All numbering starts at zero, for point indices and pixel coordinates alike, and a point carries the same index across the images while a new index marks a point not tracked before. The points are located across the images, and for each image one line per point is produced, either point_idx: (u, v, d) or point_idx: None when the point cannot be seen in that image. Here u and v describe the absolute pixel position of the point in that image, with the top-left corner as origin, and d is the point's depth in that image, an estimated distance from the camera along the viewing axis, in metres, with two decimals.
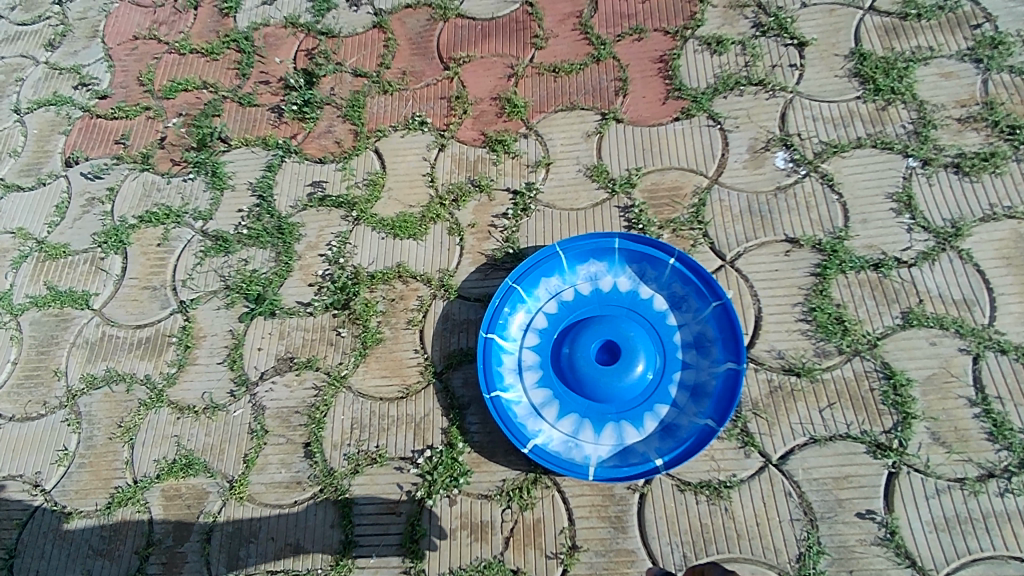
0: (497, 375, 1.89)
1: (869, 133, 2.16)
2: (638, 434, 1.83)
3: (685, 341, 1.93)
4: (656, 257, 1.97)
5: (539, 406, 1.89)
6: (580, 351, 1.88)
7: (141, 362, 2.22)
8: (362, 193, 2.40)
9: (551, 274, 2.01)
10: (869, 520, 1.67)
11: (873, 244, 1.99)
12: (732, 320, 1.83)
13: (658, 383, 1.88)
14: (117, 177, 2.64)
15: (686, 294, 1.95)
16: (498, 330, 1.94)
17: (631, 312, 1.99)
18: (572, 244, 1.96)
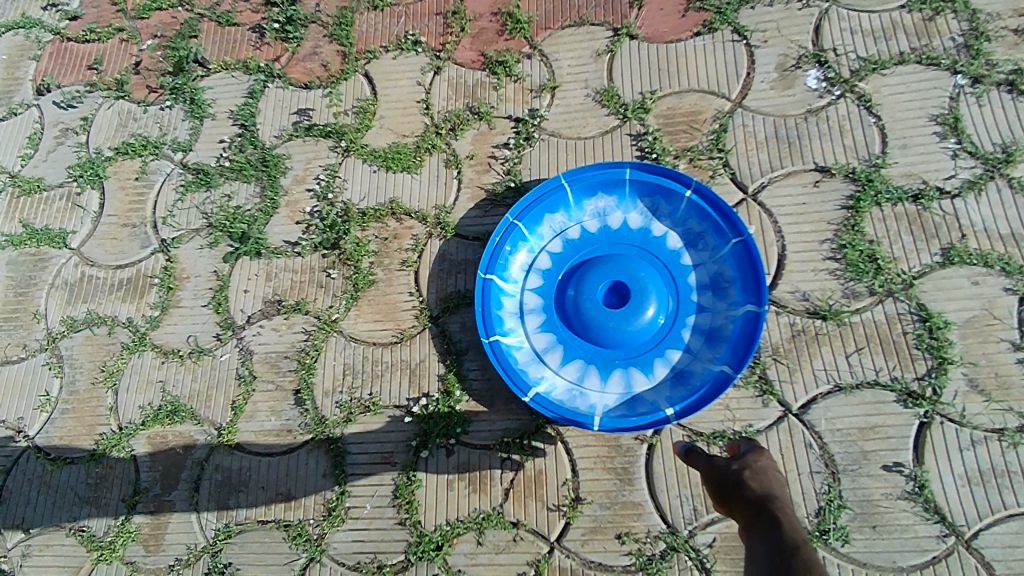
0: (496, 318, 1.76)
1: (913, 48, 1.93)
2: (648, 382, 1.70)
3: (701, 282, 1.77)
4: (671, 190, 1.79)
5: (542, 351, 1.76)
6: (587, 293, 1.73)
7: (122, 304, 2.10)
8: (352, 121, 2.20)
9: (556, 209, 1.84)
10: (896, 473, 1.55)
11: (913, 172, 1.80)
12: (754, 259, 1.66)
13: (670, 328, 1.74)
14: (91, 105, 2.46)
15: (703, 231, 1.78)
16: (498, 270, 1.79)
17: (642, 251, 1.82)
18: (579, 175, 1.78)
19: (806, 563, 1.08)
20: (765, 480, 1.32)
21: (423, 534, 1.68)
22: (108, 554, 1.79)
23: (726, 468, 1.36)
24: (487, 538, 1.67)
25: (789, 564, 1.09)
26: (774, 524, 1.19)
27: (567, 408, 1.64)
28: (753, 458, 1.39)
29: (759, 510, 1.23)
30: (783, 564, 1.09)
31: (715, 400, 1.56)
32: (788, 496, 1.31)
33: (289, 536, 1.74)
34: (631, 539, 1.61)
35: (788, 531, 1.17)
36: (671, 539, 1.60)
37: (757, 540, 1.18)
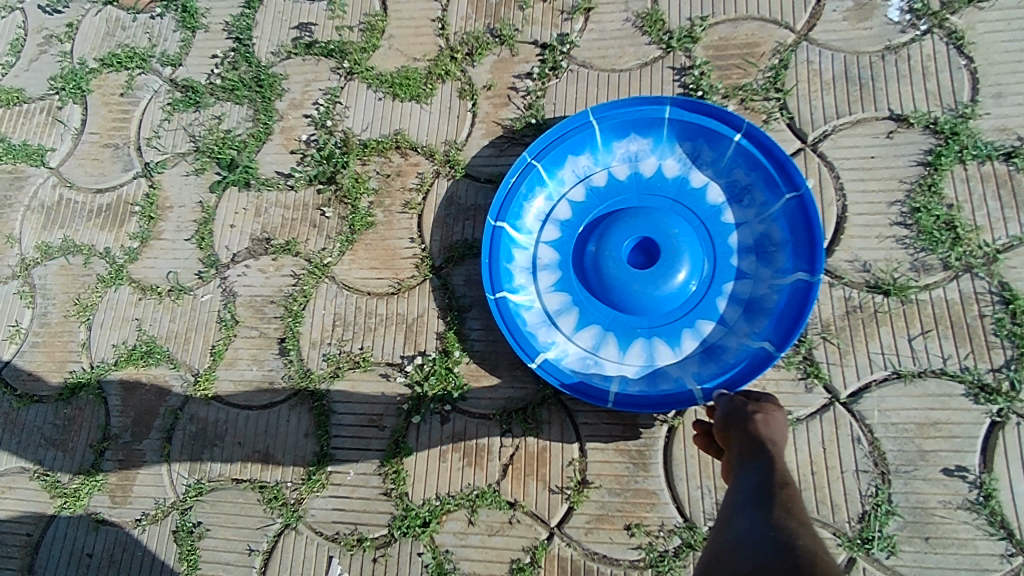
0: (505, 273, 1.54)
1: None
2: (673, 355, 1.49)
3: (743, 245, 1.53)
4: (717, 134, 1.53)
5: (554, 313, 1.55)
6: (610, 249, 1.50)
7: (101, 233, 1.92)
8: (358, 40, 1.95)
9: (581, 151, 1.60)
10: (958, 479, 1.34)
11: (1007, 126, 1.52)
12: (810, 218, 1.42)
13: (702, 295, 1.52)
14: (76, 11, 2.23)
15: (751, 184, 1.53)
16: (511, 218, 1.56)
17: (677, 205, 1.58)
18: (609, 111, 1.53)
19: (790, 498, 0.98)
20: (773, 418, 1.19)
21: (409, 508, 1.52)
22: (73, 502, 1.67)
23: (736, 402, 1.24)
24: (480, 517, 1.50)
25: (772, 496, 0.99)
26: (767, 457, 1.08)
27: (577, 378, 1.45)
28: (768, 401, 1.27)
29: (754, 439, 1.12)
30: (766, 496, 0.99)
31: (750, 381, 1.35)
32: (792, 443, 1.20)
33: (264, 499, 1.59)
34: (642, 532, 1.43)
35: (781, 469, 1.06)
36: (688, 534, 1.41)
37: (743, 466, 1.07)
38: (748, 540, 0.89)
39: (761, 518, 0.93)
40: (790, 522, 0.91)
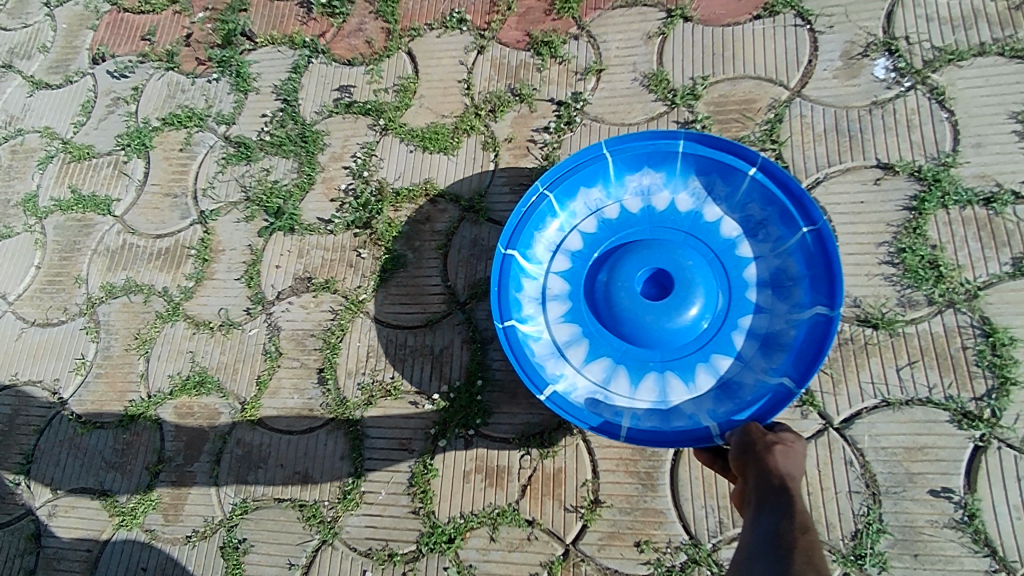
0: (516, 303, 1.67)
1: (995, 39, 1.77)
2: (687, 391, 1.62)
3: (761, 279, 1.67)
4: (732, 169, 1.66)
5: (564, 342, 1.70)
6: (622, 280, 1.63)
7: (160, 274, 2.13)
8: (392, 99, 2.17)
9: (595, 184, 1.75)
10: (944, 500, 1.44)
11: (986, 173, 1.65)
12: (828, 253, 1.50)
13: (715, 329, 1.65)
14: (142, 76, 2.50)
15: (766, 219, 1.66)
16: (522, 247, 1.70)
17: (690, 237, 1.74)
18: (623, 145, 1.67)
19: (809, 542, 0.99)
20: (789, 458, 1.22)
21: (436, 525, 1.65)
22: (130, 520, 1.83)
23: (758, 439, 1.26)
24: (501, 534, 1.62)
25: (791, 540, 0.99)
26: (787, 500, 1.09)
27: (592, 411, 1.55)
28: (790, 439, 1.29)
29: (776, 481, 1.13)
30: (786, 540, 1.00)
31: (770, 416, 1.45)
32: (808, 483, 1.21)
33: (303, 517, 1.73)
34: (651, 548, 1.54)
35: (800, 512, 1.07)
36: (693, 551, 1.52)
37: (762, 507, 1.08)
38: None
39: (777, 563, 0.94)
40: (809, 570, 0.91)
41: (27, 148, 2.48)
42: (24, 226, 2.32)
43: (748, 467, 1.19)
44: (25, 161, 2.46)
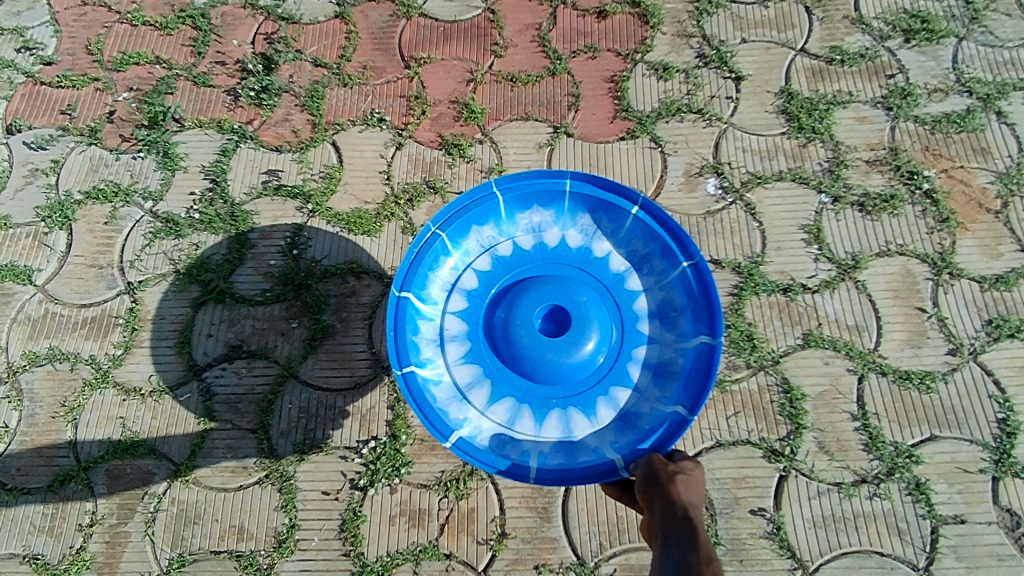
0: (415, 347, 1.84)
1: (789, 168, 2.35)
2: (590, 426, 1.83)
3: (650, 311, 1.93)
4: (617, 208, 1.94)
5: (467, 382, 1.89)
6: (520, 315, 1.84)
7: (86, 342, 2.23)
8: (318, 185, 2.46)
9: (487, 222, 1.98)
10: (759, 516, 1.94)
11: (784, 270, 2.21)
12: (707, 287, 1.80)
13: (611, 361, 1.89)
14: (62, 149, 2.58)
15: (649, 253, 1.94)
16: (417, 290, 1.88)
17: (582, 271, 1.98)
18: (512, 184, 1.92)
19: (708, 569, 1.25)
20: (689, 486, 1.48)
21: (365, 564, 1.91)
22: None
23: (662, 472, 1.51)
24: (422, 568, 1.92)
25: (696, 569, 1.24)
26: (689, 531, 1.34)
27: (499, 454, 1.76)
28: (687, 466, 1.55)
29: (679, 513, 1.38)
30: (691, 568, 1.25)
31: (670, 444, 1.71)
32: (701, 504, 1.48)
33: (240, 566, 1.94)
34: (547, 569, 1.90)
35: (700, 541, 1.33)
36: (580, 568, 1.89)
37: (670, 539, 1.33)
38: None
39: None
40: None
41: None
42: None
43: (654, 499, 1.44)
44: None
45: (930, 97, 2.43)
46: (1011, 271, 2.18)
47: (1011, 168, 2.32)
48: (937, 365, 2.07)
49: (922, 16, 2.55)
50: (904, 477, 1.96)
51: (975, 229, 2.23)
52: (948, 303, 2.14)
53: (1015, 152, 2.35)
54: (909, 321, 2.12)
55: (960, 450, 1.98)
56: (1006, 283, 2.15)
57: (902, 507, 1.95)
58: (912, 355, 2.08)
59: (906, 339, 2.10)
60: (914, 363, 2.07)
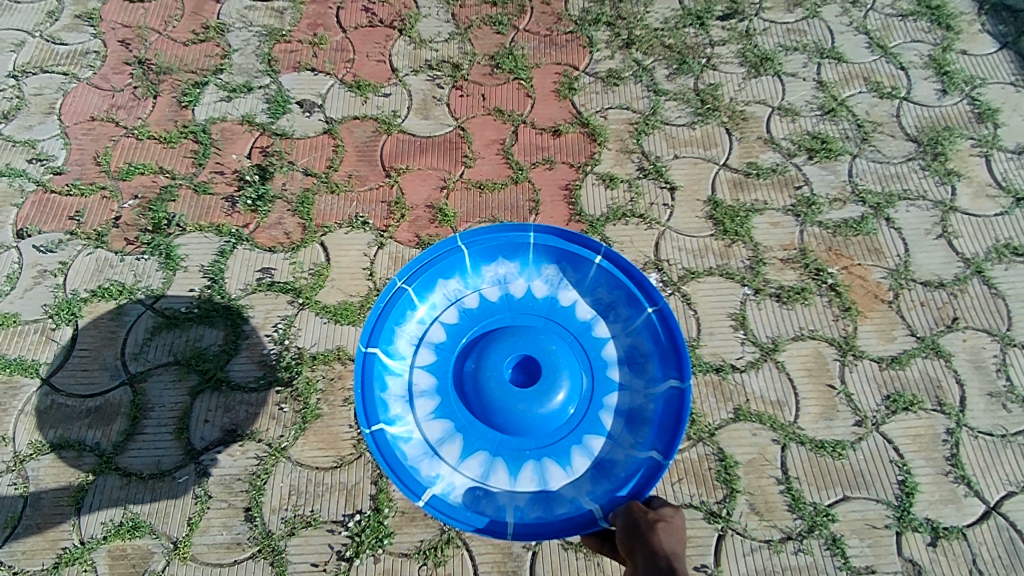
0: (382, 401, 2.11)
1: (717, 265, 2.76)
2: (564, 475, 2.10)
3: (619, 358, 2.24)
4: (581, 260, 2.30)
5: (439, 430, 2.15)
6: (491, 360, 2.14)
7: (90, 430, 2.44)
8: (308, 281, 2.75)
9: (453, 277, 2.32)
10: (702, 572, 2.22)
11: (717, 352, 2.57)
12: (672, 328, 2.13)
13: (586, 410, 2.17)
14: (70, 252, 2.82)
15: (613, 302, 2.28)
16: (383, 345, 2.17)
17: (550, 318, 2.31)
18: (474, 237, 2.27)
19: None
20: (669, 534, 1.60)
21: None
22: None
23: (643, 522, 1.64)
24: None
25: None
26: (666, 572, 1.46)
27: (474, 512, 1.99)
28: (669, 514, 1.68)
29: (656, 558, 1.50)
30: None
31: (648, 490, 1.93)
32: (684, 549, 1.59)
33: None
34: None
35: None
36: None
37: None
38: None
39: None
40: None
41: None
42: None
43: (635, 549, 1.57)
44: None
45: (831, 205, 2.90)
46: (904, 352, 2.58)
47: (900, 265, 2.77)
48: (846, 434, 2.42)
49: (822, 137, 3.05)
50: (823, 534, 2.27)
51: (872, 317, 2.64)
52: (853, 380, 2.52)
53: (903, 251, 2.80)
54: (821, 396, 2.48)
55: (868, 508, 2.31)
56: (899, 363, 2.55)
57: (823, 560, 2.25)
58: (825, 426, 2.43)
59: (820, 412, 2.46)
60: (827, 433, 2.42)
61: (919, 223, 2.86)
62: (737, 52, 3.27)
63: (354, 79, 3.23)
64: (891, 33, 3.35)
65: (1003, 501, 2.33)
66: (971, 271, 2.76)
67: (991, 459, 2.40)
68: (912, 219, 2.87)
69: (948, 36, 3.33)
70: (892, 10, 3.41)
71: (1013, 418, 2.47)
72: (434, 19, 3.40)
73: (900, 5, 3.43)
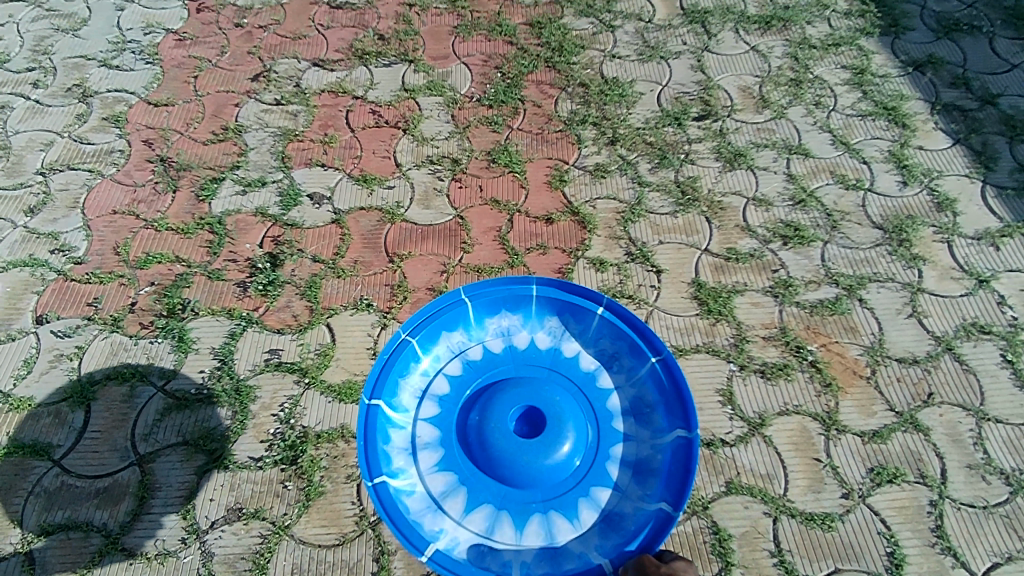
0: (385, 454, 2.32)
1: (703, 342, 2.92)
2: (572, 531, 2.27)
3: (625, 409, 2.46)
4: (583, 314, 2.56)
5: (443, 480, 2.35)
6: (500, 411, 2.33)
7: (98, 511, 2.52)
8: (314, 360, 2.87)
9: (458, 329, 2.59)
10: None
11: (707, 427, 2.68)
12: (676, 380, 2.33)
13: (592, 460, 2.37)
14: (86, 336, 2.95)
15: (617, 353, 2.52)
16: (388, 399, 2.40)
17: (553, 368, 2.57)
18: (477, 292, 2.55)
19: None
20: None
21: None
22: None
23: None
24: None
25: None
26: None
27: (479, 567, 2.16)
28: None
29: None
30: None
31: (656, 543, 2.09)
32: None
33: None
34: None
35: None
36: None
37: None
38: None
39: None
40: None
41: None
42: None
43: None
44: None
45: (806, 287, 3.10)
46: (884, 426, 2.70)
47: (875, 342, 2.93)
48: (834, 507, 2.51)
49: (795, 225, 3.29)
50: None
51: (852, 392, 2.78)
52: (838, 454, 2.62)
53: (877, 329, 2.97)
54: (808, 470, 2.58)
55: None
56: (881, 437, 2.66)
57: None
58: (814, 499, 2.52)
59: (808, 485, 2.55)
60: (816, 505, 2.51)
61: (890, 303, 3.04)
62: (712, 149, 3.58)
63: (361, 174, 3.49)
64: (852, 131, 3.67)
65: (989, 572, 2.40)
66: (942, 348, 2.90)
67: (975, 530, 2.48)
68: (883, 300, 3.05)
69: (905, 133, 3.66)
70: (852, 111, 3.76)
71: (993, 490, 2.56)
72: (435, 119, 3.71)
73: (859, 106, 3.78)
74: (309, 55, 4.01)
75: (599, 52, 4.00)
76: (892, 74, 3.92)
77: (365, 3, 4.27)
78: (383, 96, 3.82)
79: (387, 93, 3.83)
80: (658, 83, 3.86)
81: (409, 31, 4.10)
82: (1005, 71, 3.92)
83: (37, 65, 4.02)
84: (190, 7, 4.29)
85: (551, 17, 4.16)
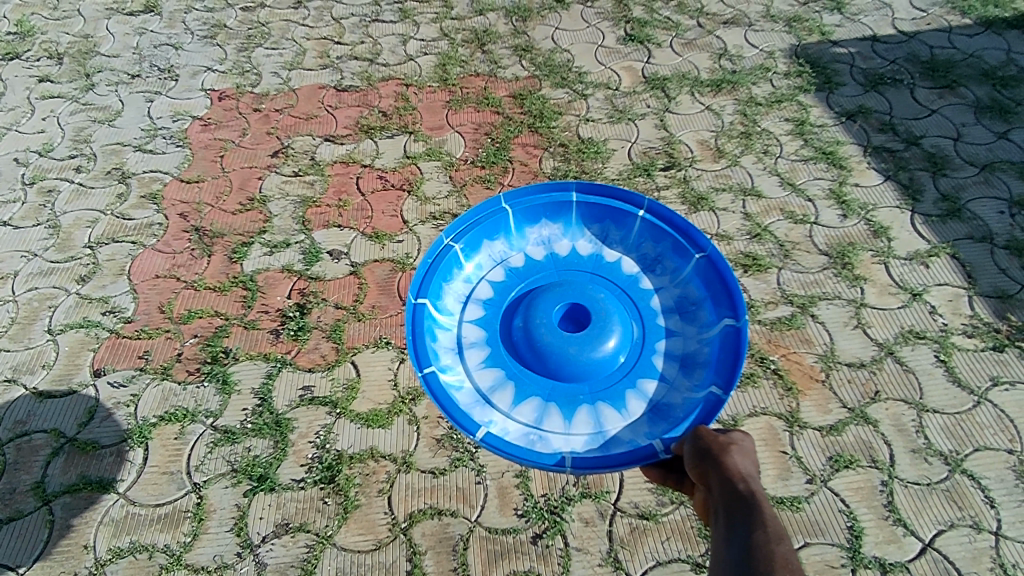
0: (435, 348, 2.72)
1: None
2: (622, 417, 2.61)
3: (668, 304, 2.88)
4: (627, 221, 3.01)
5: (487, 371, 2.75)
6: (550, 308, 2.80)
7: (161, 533, 2.92)
8: (343, 394, 3.29)
9: (501, 238, 3.05)
10: None
11: None
12: (722, 272, 2.71)
13: (640, 350, 2.78)
14: (140, 385, 3.37)
15: (660, 256, 2.96)
16: (435, 298, 2.83)
17: (595, 272, 3.02)
18: (516, 200, 3.00)
19: (763, 515, 1.70)
20: (741, 456, 1.95)
21: None
22: None
23: (713, 449, 1.99)
24: None
25: (757, 517, 1.69)
26: (743, 488, 1.80)
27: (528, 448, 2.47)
28: (738, 439, 2.02)
29: (732, 477, 1.85)
30: (752, 515, 1.70)
31: (711, 419, 2.36)
32: (755, 468, 1.94)
33: None
34: None
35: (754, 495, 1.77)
36: None
37: (728, 498, 1.79)
38: (731, 566, 1.57)
39: (745, 531, 1.65)
40: (764, 534, 1.62)
41: (33, 445, 3.20)
42: (34, 507, 3.01)
43: (711, 472, 1.92)
44: (30, 456, 3.17)
45: (766, 307, 3.58)
46: (839, 421, 3.13)
47: (828, 351, 3.39)
48: (800, 491, 2.93)
49: (753, 255, 3.80)
50: None
51: (810, 394, 3.23)
52: (801, 446, 3.05)
53: (829, 340, 3.44)
54: (777, 461, 3.01)
55: (826, 550, 2.78)
56: (837, 430, 3.10)
57: None
58: (783, 485, 2.94)
59: (777, 474, 2.97)
60: (785, 490, 2.93)
61: (838, 317, 3.53)
62: (678, 195, 4.13)
63: (372, 232, 3.98)
64: (797, 174, 4.24)
65: (935, 537, 2.81)
66: (885, 353, 3.37)
67: (921, 503, 2.89)
68: (831, 314, 3.54)
69: (843, 173, 4.23)
70: (796, 156, 4.34)
71: (934, 469, 2.99)
72: (435, 181, 4.24)
73: (801, 152, 4.36)
74: (321, 132, 4.58)
75: (574, 117, 4.60)
76: (829, 123, 4.53)
77: (367, 86, 4.88)
78: (388, 163, 4.36)
79: (391, 160, 4.37)
80: (627, 141, 4.44)
81: (408, 108, 4.69)
82: (925, 116, 4.55)
83: (79, 152, 4.54)
84: (213, 96, 4.87)
85: (531, 89, 4.78)
